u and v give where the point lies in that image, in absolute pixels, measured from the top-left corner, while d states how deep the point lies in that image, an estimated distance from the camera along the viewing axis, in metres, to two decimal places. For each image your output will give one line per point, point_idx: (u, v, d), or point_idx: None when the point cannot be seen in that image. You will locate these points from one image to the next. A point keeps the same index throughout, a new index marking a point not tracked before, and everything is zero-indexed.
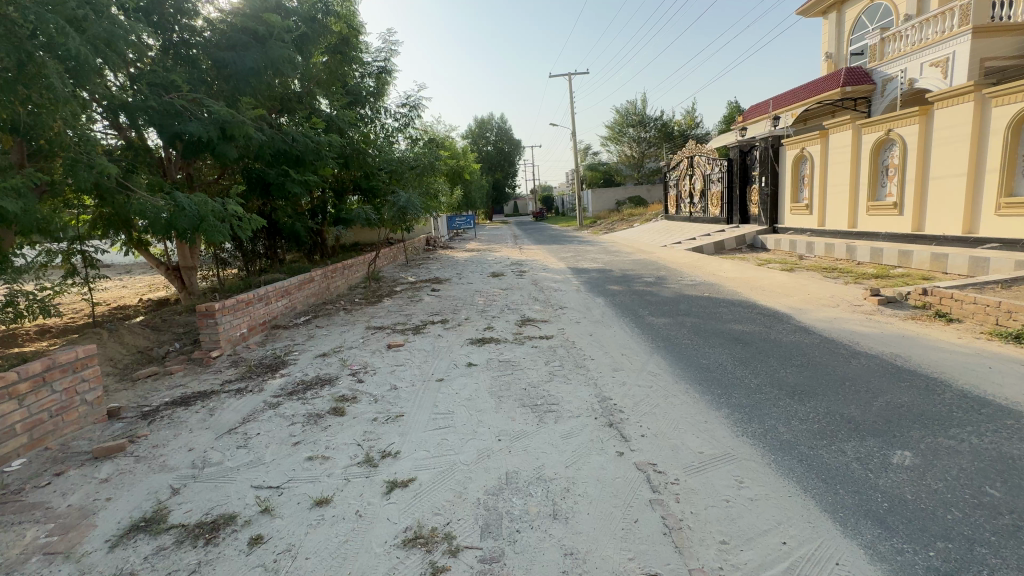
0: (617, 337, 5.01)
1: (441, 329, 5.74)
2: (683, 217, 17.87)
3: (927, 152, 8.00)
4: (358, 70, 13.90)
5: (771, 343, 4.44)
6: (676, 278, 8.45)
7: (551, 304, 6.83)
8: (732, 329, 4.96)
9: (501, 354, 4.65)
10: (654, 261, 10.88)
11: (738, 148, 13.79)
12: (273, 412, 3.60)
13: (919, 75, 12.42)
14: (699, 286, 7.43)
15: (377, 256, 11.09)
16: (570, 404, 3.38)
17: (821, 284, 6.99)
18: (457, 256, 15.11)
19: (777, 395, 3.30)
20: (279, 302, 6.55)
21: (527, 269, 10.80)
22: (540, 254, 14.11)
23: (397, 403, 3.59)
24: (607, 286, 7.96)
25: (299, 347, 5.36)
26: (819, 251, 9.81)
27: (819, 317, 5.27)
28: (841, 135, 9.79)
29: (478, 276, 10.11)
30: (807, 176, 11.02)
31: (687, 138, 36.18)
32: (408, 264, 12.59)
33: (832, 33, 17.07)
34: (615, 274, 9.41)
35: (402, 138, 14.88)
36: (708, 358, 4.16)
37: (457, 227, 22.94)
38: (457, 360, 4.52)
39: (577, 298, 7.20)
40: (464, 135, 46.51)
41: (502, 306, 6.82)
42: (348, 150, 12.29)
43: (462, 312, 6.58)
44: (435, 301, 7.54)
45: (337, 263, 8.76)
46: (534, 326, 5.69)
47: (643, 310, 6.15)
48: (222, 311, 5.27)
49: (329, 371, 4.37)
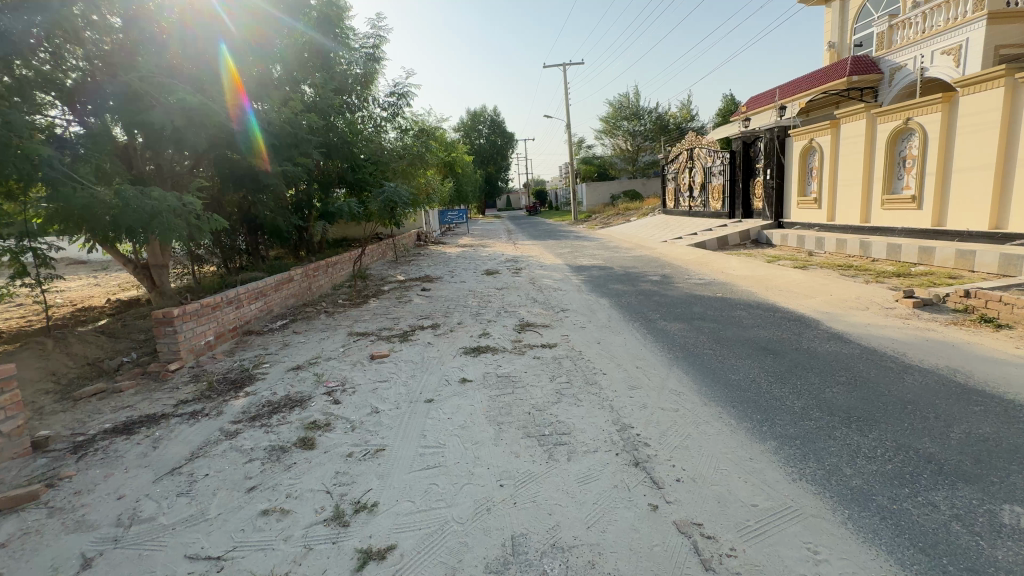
0: (628, 346, 4.46)
1: (431, 336, 5.15)
2: (682, 211, 17.38)
3: (949, 143, 7.54)
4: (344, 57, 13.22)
5: (805, 354, 3.92)
6: (682, 277, 7.93)
7: (552, 307, 6.27)
8: (758, 336, 4.43)
9: (500, 367, 4.09)
10: (657, 258, 10.37)
11: (741, 139, 13.28)
12: (230, 444, 3.01)
13: (930, 64, 11.95)
14: (710, 286, 6.90)
15: (364, 252, 10.46)
16: (584, 434, 2.84)
17: (841, 283, 6.49)
18: (449, 251, 14.51)
19: (830, 423, 2.78)
20: (252, 305, 5.94)
21: (523, 266, 10.23)
22: (536, 250, 13.54)
23: (377, 432, 3.02)
24: (610, 286, 7.41)
25: (271, 358, 4.76)
26: (830, 247, 9.35)
27: (851, 322, 4.75)
28: (854, 124, 9.29)
29: (472, 274, 9.53)
30: (815, 168, 10.54)
31: (682, 131, 35.66)
32: (398, 261, 11.96)
33: (836, 22, 16.58)
34: (617, 271, 8.88)
35: (392, 129, 14.22)
36: (737, 373, 3.64)
37: (449, 221, 22.32)
38: (449, 375, 3.95)
39: (579, 299, 6.66)
40: (456, 128, 45.71)
41: (498, 308, 6.25)
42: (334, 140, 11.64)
43: (454, 315, 6.01)
44: (425, 303, 6.94)
45: (319, 261, 8.14)
46: (535, 332, 5.12)
47: (654, 313, 5.61)
48: (183, 317, 4.65)
49: (301, 388, 3.79)
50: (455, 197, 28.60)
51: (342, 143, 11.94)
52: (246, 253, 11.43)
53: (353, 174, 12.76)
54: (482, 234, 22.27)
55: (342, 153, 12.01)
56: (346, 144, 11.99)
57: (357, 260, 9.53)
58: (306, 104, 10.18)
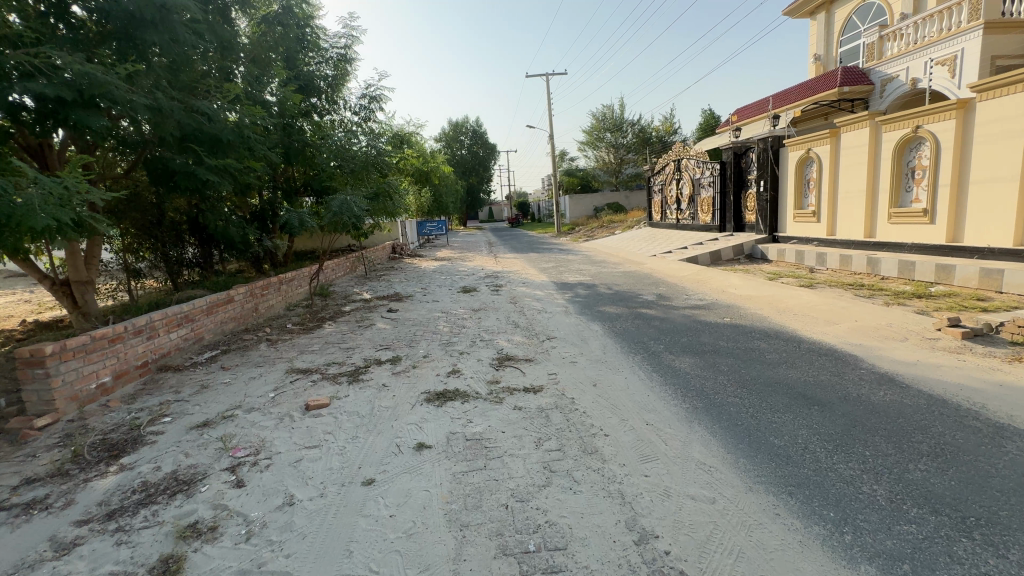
0: (631, 392, 3.57)
1: (388, 375, 4.18)
2: (669, 224, 16.80)
3: (965, 152, 6.97)
4: (313, 57, 12.53)
5: (858, 405, 3.08)
6: (680, 296, 7.13)
7: (535, 334, 5.36)
8: (792, 379, 3.58)
9: (469, 423, 3.15)
10: (649, 274, 9.61)
11: (732, 150, 12.73)
12: (53, 568, 1.99)
13: (924, 74, 11.57)
14: (715, 309, 6.11)
15: (326, 267, 9.42)
16: (587, 551, 1.92)
17: (862, 307, 5.77)
18: (425, 265, 13.55)
19: (940, 530, 1.92)
20: (171, 334, 4.89)
21: (504, 283, 9.33)
22: (518, 264, 12.68)
23: (280, 545, 2.05)
24: (601, 308, 6.58)
25: (178, 407, 3.72)
26: (833, 263, 8.71)
27: (895, 356, 3.95)
28: (856, 134, 8.73)
29: (446, 292, 8.58)
30: (813, 180, 9.96)
31: (665, 144, 35.57)
32: (367, 276, 10.91)
33: (821, 35, 16.38)
34: (607, 290, 8.05)
35: (364, 135, 13.25)
36: (781, 435, 2.77)
37: (427, 233, 21.34)
38: (402, 438, 2.98)
39: (567, 325, 5.78)
40: (437, 138, 44.99)
41: (473, 336, 5.32)
42: (291, 144, 10.61)
43: (420, 345, 5.06)
44: (389, 329, 5.95)
45: (269, 279, 7.11)
46: (515, 370, 4.20)
47: (656, 343, 4.75)
48: (60, 357, 3.59)
49: (196, 461, 2.77)
50: (435, 207, 27.67)
51: (302, 147, 10.90)
52: (198, 267, 10.31)
53: (317, 182, 11.77)
54: (462, 246, 21.38)
55: (297, 155, 10.89)
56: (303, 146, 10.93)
57: (316, 276, 8.49)
58: (264, 103, 9.19)
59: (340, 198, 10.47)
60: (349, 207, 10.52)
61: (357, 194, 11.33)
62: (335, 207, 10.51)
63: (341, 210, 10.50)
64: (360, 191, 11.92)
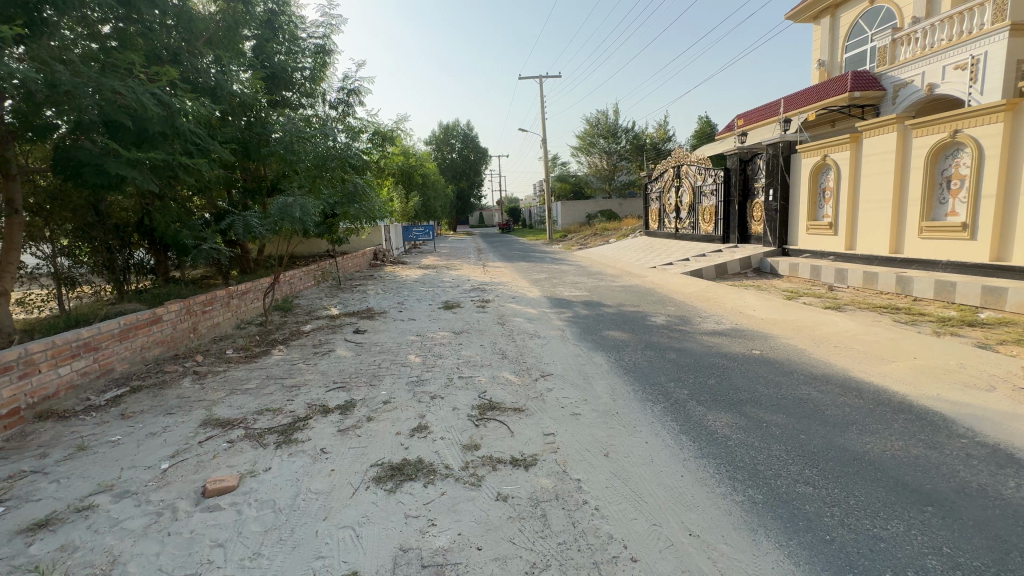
0: (656, 470, 2.63)
1: (332, 434, 3.15)
2: (668, 233, 15.99)
3: (1013, 160, 6.20)
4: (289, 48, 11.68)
5: (993, 507, 2.14)
6: (693, 320, 6.21)
7: (526, 369, 4.38)
8: (874, 452, 2.65)
9: (431, 530, 2.15)
10: (652, 289, 8.71)
11: (738, 156, 11.95)
12: None
13: (941, 79, 10.88)
14: (737, 338, 5.21)
15: (290, 277, 8.40)
16: None
17: (912, 338, 4.87)
18: (407, 275, 12.56)
19: None
20: (61, 369, 3.81)
21: (492, 297, 8.35)
22: (508, 274, 11.72)
23: None
24: (603, 335, 5.64)
25: (28, 484, 2.67)
26: (856, 281, 7.89)
27: (994, 416, 3.04)
28: (881, 138, 7.94)
29: (426, 308, 7.58)
30: (830, 189, 9.17)
31: (658, 151, 34.99)
32: (339, 287, 9.85)
33: (826, 39, 15.73)
34: (607, 310, 7.13)
35: (343, 134, 12.21)
36: (903, 569, 1.82)
37: (413, 237, 20.33)
38: (326, 562, 1.97)
39: (564, 356, 4.81)
40: (427, 140, 44.08)
41: (450, 373, 4.32)
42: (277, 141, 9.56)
43: (383, 385, 4.06)
44: (350, 359, 4.93)
45: (213, 293, 6.05)
46: (500, 427, 3.20)
47: (676, 387, 3.79)
48: None
49: None
50: (422, 211, 26.65)
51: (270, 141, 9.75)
52: (152, 274, 9.34)
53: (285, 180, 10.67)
54: (449, 253, 20.37)
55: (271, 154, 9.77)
56: (284, 144, 9.68)
57: (274, 289, 7.45)
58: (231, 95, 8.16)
59: (282, 198, 8.83)
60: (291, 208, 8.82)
61: (312, 197, 9.79)
62: (275, 208, 8.86)
63: (281, 213, 8.80)
64: (325, 195, 10.48)
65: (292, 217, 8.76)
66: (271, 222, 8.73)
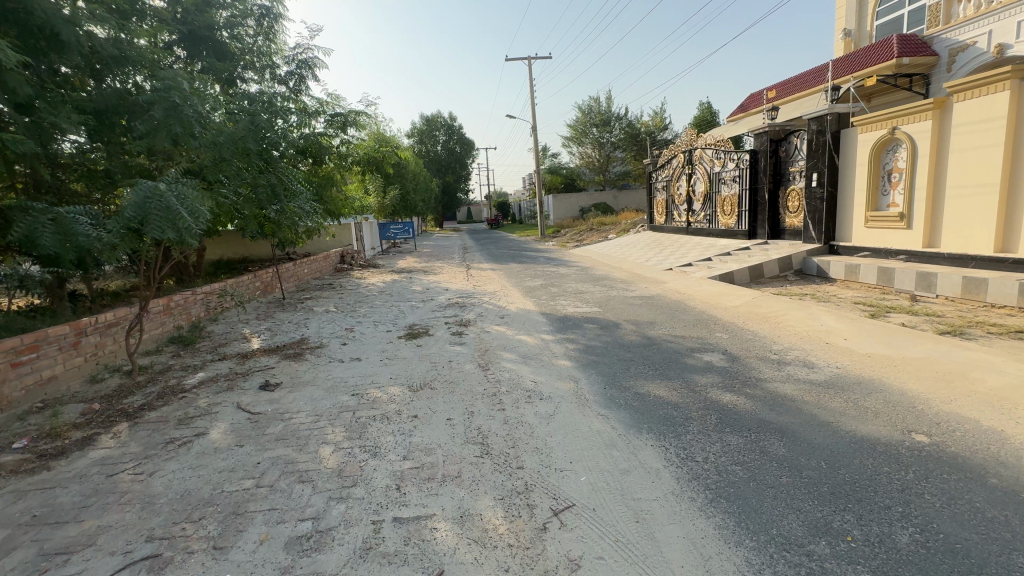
0: None
1: None
2: (678, 228, 14.04)
3: None
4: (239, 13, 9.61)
5: None
6: (763, 355, 4.25)
7: (523, 492, 2.37)
8: None
9: None
10: (680, 302, 6.77)
11: (768, 136, 10.02)
12: None
13: (1013, 38, 8.96)
14: (861, 399, 3.26)
15: (200, 298, 6.39)
16: None
17: None
18: (373, 283, 10.50)
19: None
20: None
21: (472, 318, 6.29)
22: (495, 281, 9.67)
23: None
24: (641, 392, 3.60)
25: None
26: (954, 288, 5.99)
27: None
28: (982, 102, 6.06)
29: (381, 337, 5.55)
30: (901, 171, 7.27)
31: (654, 141, 33.03)
32: (282, 303, 7.79)
33: (851, 6, 13.81)
34: (631, 337, 5.15)
35: (286, 125, 9.99)
36: None
37: (390, 236, 18.31)
38: None
39: (587, 451, 2.76)
40: (408, 133, 41.86)
41: (378, 508, 2.27)
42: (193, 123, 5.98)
43: (237, 552, 2.01)
44: (216, 460, 2.85)
45: (41, 332, 3.96)
46: None
47: (838, 563, 1.80)
48: None
49: None
50: (403, 208, 24.53)
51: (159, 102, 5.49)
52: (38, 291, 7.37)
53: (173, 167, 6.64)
54: (431, 253, 18.27)
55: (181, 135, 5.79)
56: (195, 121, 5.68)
57: (157, 324, 5.45)
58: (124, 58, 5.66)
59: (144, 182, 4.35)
60: (165, 199, 4.42)
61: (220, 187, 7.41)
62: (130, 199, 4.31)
63: (142, 210, 4.28)
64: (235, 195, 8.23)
65: (168, 217, 4.37)
66: (122, 225, 4.25)
